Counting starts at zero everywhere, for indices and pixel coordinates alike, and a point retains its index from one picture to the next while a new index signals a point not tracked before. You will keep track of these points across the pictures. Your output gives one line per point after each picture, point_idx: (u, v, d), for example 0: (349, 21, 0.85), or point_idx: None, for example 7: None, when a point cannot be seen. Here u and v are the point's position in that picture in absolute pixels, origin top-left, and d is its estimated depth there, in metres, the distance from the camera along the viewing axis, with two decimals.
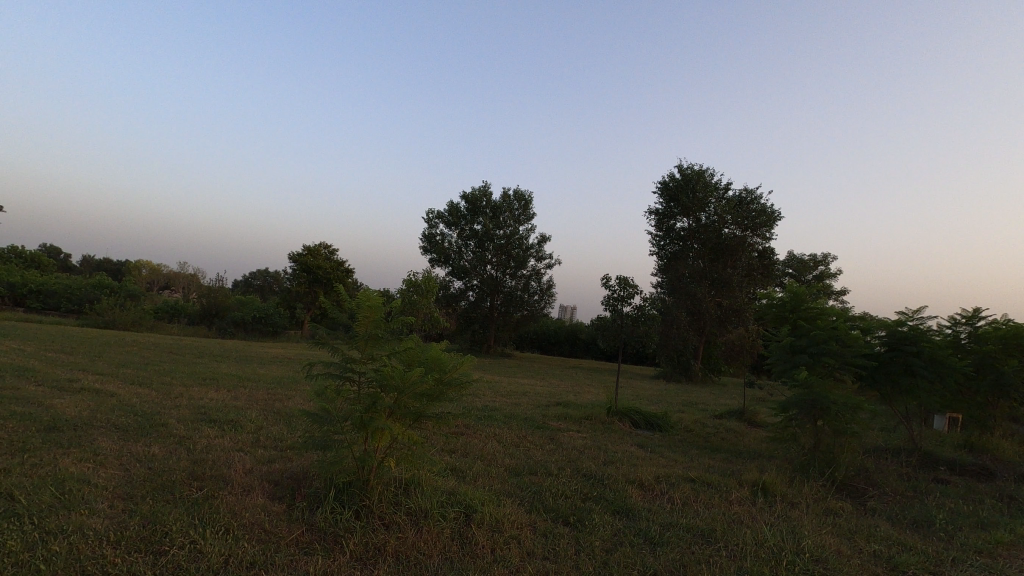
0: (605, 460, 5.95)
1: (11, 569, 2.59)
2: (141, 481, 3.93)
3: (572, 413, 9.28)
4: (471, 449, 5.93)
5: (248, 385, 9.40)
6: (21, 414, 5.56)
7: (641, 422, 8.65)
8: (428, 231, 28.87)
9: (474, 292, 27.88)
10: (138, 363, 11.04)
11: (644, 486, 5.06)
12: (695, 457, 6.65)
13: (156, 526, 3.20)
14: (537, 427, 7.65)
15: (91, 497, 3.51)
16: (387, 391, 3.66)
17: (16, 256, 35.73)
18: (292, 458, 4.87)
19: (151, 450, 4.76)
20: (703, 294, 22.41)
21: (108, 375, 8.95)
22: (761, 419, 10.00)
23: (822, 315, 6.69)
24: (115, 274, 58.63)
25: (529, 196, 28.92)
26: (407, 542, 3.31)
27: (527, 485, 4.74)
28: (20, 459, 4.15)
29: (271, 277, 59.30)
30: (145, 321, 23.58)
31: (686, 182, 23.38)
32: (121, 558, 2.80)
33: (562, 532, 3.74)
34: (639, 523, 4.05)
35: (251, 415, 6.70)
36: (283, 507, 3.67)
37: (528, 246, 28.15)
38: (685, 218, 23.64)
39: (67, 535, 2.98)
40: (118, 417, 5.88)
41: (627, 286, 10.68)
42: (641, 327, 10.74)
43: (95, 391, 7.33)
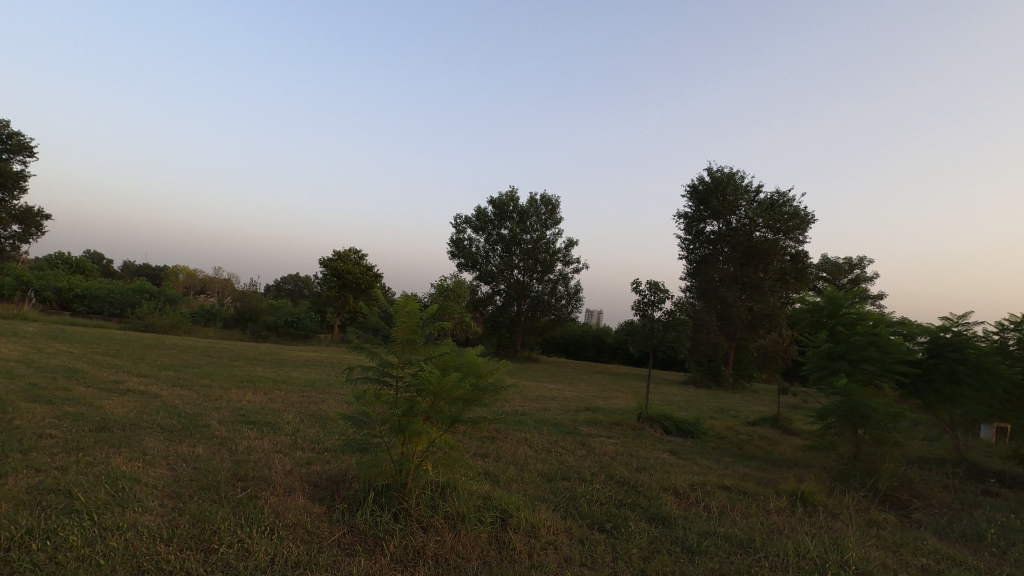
0: (638, 467, 5.89)
1: (74, 563, 2.71)
2: (188, 481, 4.05)
3: (601, 418, 9.21)
4: (502, 453, 5.95)
5: (284, 388, 9.64)
6: (74, 413, 5.84)
7: (672, 428, 8.54)
8: (456, 236, 29.08)
9: (501, 296, 27.95)
10: (178, 365, 11.47)
11: (679, 493, 4.99)
12: (730, 465, 6.54)
13: (204, 525, 3.29)
14: (568, 432, 7.65)
15: (142, 496, 3.63)
16: (424, 395, 3.71)
17: (62, 263, 37.39)
18: (328, 460, 4.97)
19: (196, 450, 4.92)
20: (734, 298, 22.04)
21: (152, 377, 9.32)
22: (796, 427, 9.76)
23: (861, 321, 6.52)
24: (154, 279, 60.87)
25: (556, 200, 28.93)
26: (446, 545, 3.34)
27: (561, 491, 4.72)
28: (74, 458, 4.32)
29: (303, 282, 60.73)
30: (183, 325, 24.35)
31: (716, 185, 23.06)
32: (175, 555, 2.89)
33: (597, 538, 3.72)
34: (676, 531, 4.01)
35: (289, 418, 6.85)
36: (324, 508, 3.75)
37: (555, 251, 28.16)
38: (715, 221, 23.27)
39: (123, 531, 3.10)
40: (163, 418, 6.09)
41: (658, 290, 10.60)
42: (672, 332, 10.64)
43: (141, 392, 7.62)
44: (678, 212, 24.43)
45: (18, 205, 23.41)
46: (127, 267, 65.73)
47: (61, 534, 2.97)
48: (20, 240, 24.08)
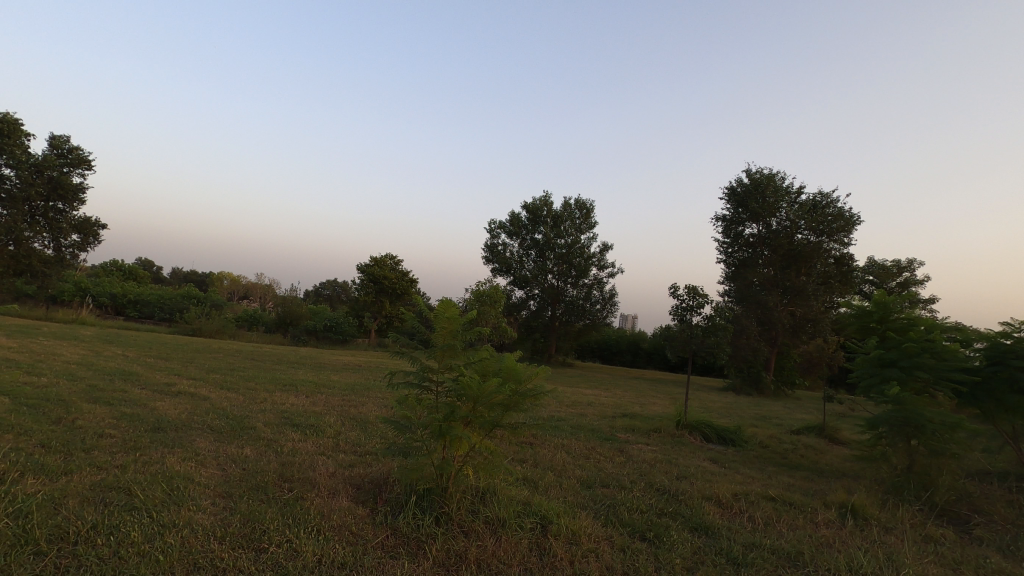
0: (678, 475, 5.78)
1: (135, 558, 2.84)
2: (238, 481, 4.19)
3: (639, 424, 9.07)
4: (539, 459, 5.94)
5: (325, 391, 9.86)
6: (130, 414, 6.11)
7: (713, 436, 8.35)
8: (490, 241, 29.24)
9: (535, 301, 27.91)
10: (224, 368, 11.87)
11: (722, 503, 4.87)
12: (774, 475, 6.34)
13: (255, 524, 3.39)
14: (606, 439, 7.56)
15: (195, 495, 3.76)
16: (463, 400, 3.74)
17: (117, 270, 39.34)
18: (369, 463, 5.06)
19: (245, 451, 5.09)
20: (775, 302, 21.47)
21: (201, 380, 9.68)
22: (844, 436, 9.41)
23: (913, 327, 6.26)
24: (200, 285, 63.55)
25: (590, 205, 28.79)
26: (487, 551, 3.35)
27: (600, 498, 4.67)
28: (131, 457, 4.52)
29: (341, 287, 62.10)
30: (228, 329, 25.22)
31: (755, 186, 22.50)
32: (228, 553, 2.99)
33: (639, 547, 3.67)
34: (720, 541, 3.92)
35: (330, 421, 7.00)
36: (367, 511, 3.82)
37: (590, 255, 27.99)
38: (755, 224, 22.69)
39: (179, 529, 3.22)
40: (213, 420, 6.31)
41: (697, 295, 10.40)
42: (712, 338, 10.42)
43: (191, 394, 7.92)
44: (715, 215, 23.92)
45: (77, 216, 24.77)
46: (176, 273, 68.43)
47: (122, 530, 3.11)
48: (79, 249, 25.41)
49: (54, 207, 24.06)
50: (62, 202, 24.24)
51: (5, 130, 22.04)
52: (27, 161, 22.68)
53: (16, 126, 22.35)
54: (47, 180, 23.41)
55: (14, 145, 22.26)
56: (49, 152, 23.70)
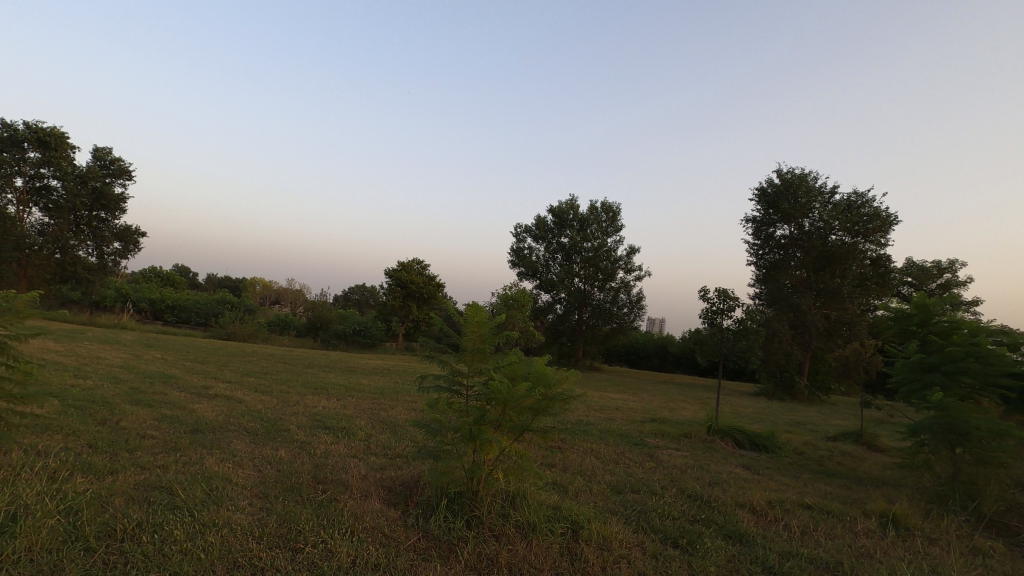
0: (710, 481, 5.67)
1: (178, 556, 2.92)
2: (274, 482, 4.29)
3: (669, 429, 8.95)
4: (569, 464, 5.90)
5: (355, 394, 10.02)
6: (170, 416, 6.30)
7: (745, 442, 8.17)
8: (516, 245, 29.27)
9: (562, 305, 27.83)
10: (258, 372, 12.17)
11: (756, 510, 4.77)
12: (809, 482, 6.18)
13: (290, 525, 3.46)
14: (635, 444, 7.47)
15: (233, 495, 3.86)
16: (493, 405, 3.76)
17: (155, 277, 40.70)
18: (400, 466, 5.11)
19: (279, 453, 5.20)
20: (808, 305, 20.96)
21: (236, 383, 9.94)
22: (883, 443, 9.11)
23: (956, 330, 6.03)
24: (234, 290, 65.38)
25: (617, 208, 28.60)
26: (518, 555, 3.34)
27: (630, 503, 4.62)
28: (173, 457, 4.67)
29: (369, 292, 63.01)
30: (261, 333, 25.83)
31: (787, 187, 22.02)
32: (265, 553, 3.06)
33: (671, 554, 3.62)
34: (755, 550, 3.84)
35: (361, 424, 7.11)
36: (399, 513, 3.85)
37: (616, 258, 27.80)
38: (786, 225, 22.20)
39: (218, 528, 3.30)
40: (248, 422, 6.46)
41: (728, 298, 10.22)
42: (743, 341, 10.21)
43: (226, 397, 8.13)
44: (745, 216, 23.49)
45: (119, 224, 25.63)
46: (210, 279, 70.34)
47: (165, 529, 3.20)
48: (121, 256, 26.35)
49: (98, 216, 24.98)
50: (105, 211, 25.14)
51: (52, 143, 23.10)
52: (73, 172, 23.68)
53: (62, 139, 23.40)
54: (91, 191, 24.35)
55: (60, 157, 23.31)
56: (92, 164, 24.65)
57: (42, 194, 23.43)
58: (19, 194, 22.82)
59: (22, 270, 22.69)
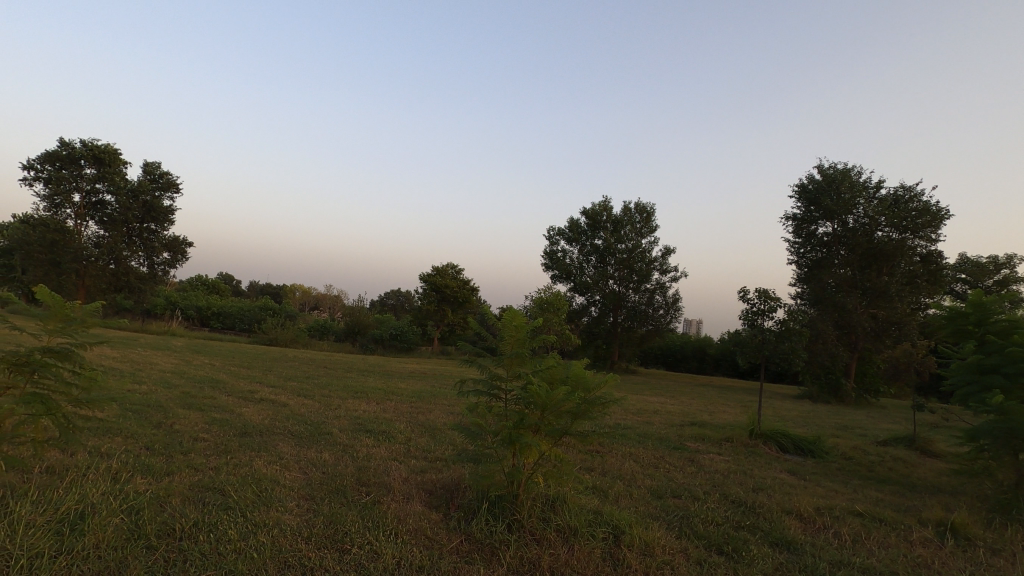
0: (754, 487, 5.53)
1: (232, 555, 3.03)
2: (320, 484, 4.40)
3: (710, 433, 8.77)
4: (608, 468, 5.85)
5: (394, 398, 10.18)
6: (220, 419, 6.55)
7: (790, 446, 7.93)
8: (550, 248, 29.21)
9: (597, 307, 27.61)
10: (300, 376, 12.51)
11: (804, 517, 4.63)
12: (860, 489, 5.96)
13: (337, 526, 3.54)
14: (675, 448, 7.36)
15: (282, 496, 3.99)
16: (533, 408, 3.78)
17: (201, 285, 42.35)
18: (440, 469, 5.17)
19: (323, 455, 5.33)
20: (854, 305, 20.21)
21: (280, 387, 10.25)
22: (938, 448, 8.70)
23: (1017, 330, 5.72)
24: (275, 297, 67.49)
25: (651, 209, 28.23)
26: (560, 559, 3.33)
27: (672, 509, 4.55)
28: (224, 459, 4.86)
29: (404, 297, 63.95)
30: (301, 338, 26.54)
31: (829, 182, 21.32)
32: (314, 554, 3.14)
33: (716, 561, 3.55)
34: (804, 558, 3.73)
35: (401, 427, 7.22)
36: (441, 516, 3.90)
37: (651, 259, 27.45)
38: (829, 222, 21.47)
39: (268, 529, 3.40)
40: (292, 425, 6.66)
41: (769, 299, 9.96)
42: (786, 343, 9.91)
43: (271, 401, 8.38)
44: (785, 214, 22.82)
45: (167, 235, 26.71)
46: (252, 286, 72.70)
47: (220, 529, 3.33)
48: (170, 266, 27.45)
49: (148, 228, 26.10)
50: (155, 223, 26.24)
51: (106, 159, 24.31)
52: (125, 186, 24.84)
53: (115, 155, 24.61)
54: (142, 204, 25.46)
55: (113, 172, 24.51)
56: (143, 178, 25.78)
57: (98, 209, 24.69)
58: (76, 209, 24.12)
59: (80, 281, 24.02)
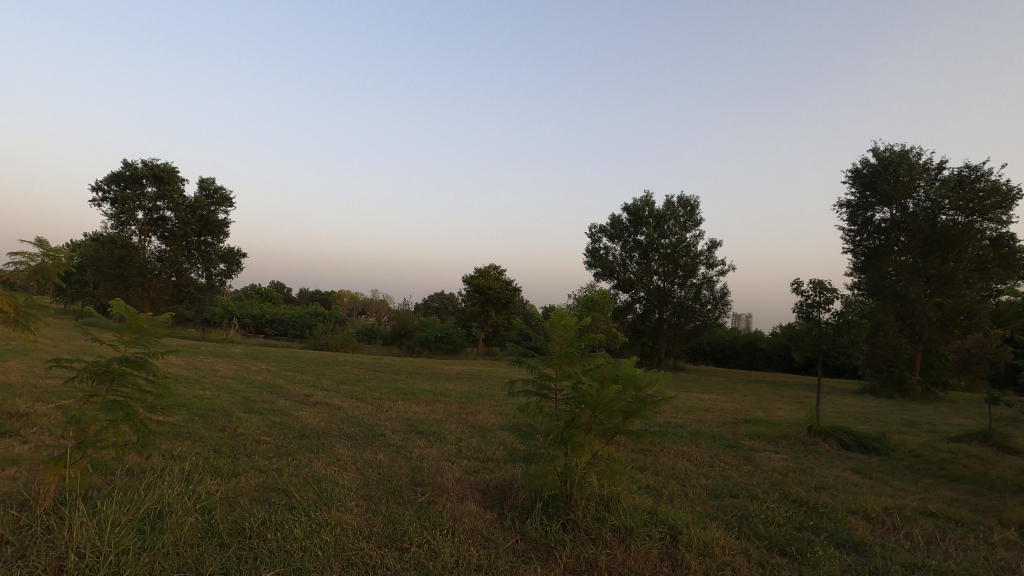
0: (816, 486, 5.33)
1: (299, 553, 3.15)
2: (376, 484, 4.53)
3: (766, 431, 8.51)
4: (661, 467, 5.75)
5: (443, 399, 10.34)
6: (279, 423, 6.82)
7: (852, 444, 7.60)
8: (592, 246, 28.95)
9: (642, 304, 27.18)
10: (351, 379, 12.87)
11: (872, 517, 4.42)
12: (931, 487, 5.65)
13: (395, 525, 3.63)
14: (729, 446, 7.17)
15: (342, 497, 4.11)
16: (584, 408, 3.76)
17: (255, 293, 44.16)
18: (493, 469, 5.22)
19: (378, 456, 5.48)
20: (918, 294, 19.17)
21: (333, 390, 10.56)
22: (1017, 444, 8.14)
23: None
24: (326, 303, 69.77)
25: (695, 201, 27.62)
26: (617, 559, 3.31)
27: (730, 509, 4.44)
28: (286, 461, 5.06)
29: (448, 299, 64.58)
30: (351, 343, 27.31)
31: (885, 166, 20.30)
32: (375, 552, 3.23)
33: (780, 563, 3.44)
34: (874, 560, 3.56)
35: (451, 428, 7.32)
36: (495, 515, 3.93)
37: (697, 253, 26.83)
38: (886, 208, 20.43)
39: (331, 528, 3.52)
40: (348, 427, 6.85)
41: (824, 290, 9.57)
42: (844, 336, 9.47)
43: (326, 404, 8.65)
44: (838, 201, 21.84)
45: (223, 247, 27.93)
46: (302, 293, 75.20)
47: (286, 527, 3.46)
48: (226, 277, 28.68)
49: (205, 241, 27.37)
50: (211, 236, 27.50)
51: (165, 177, 25.66)
52: (183, 203, 26.16)
53: (173, 173, 25.96)
54: (199, 219, 26.76)
55: (173, 190, 25.86)
56: (199, 194, 27.08)
57: (159, 225, 26.10)
58: (140, 225, 25.62)
59: (145, 293, 25.48)
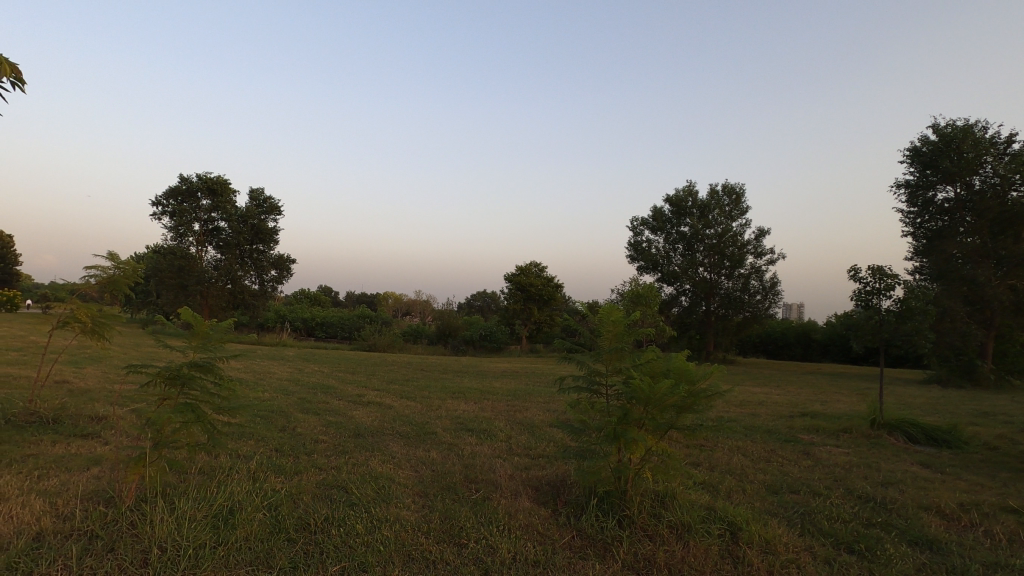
0: (883, 481, 5.10)
1: (362, 548, 3.25)
2: (432, 481, 4.61)
3: (825, 424, 8.20)
4: (716, 463, 5.62)
5: (490, 397, 10.42)
6: (335, 422, 7.05)
7: (921, 437, 7.22)
8: (633, 239, 28.52)
9: (687, 297, 26.60)
10: (401, 379, 13.12)
11: (946, 514, 4.20)
12: (1011, 482, 5.30)
13: (453, 521, 3.69)
14: (786, 440, 6.94)
15: (399, 494, 4.21)
16: (637, 402, 3.73)
17: (305, 298, 45.67)
18: (545, 466, 5.23)
19: (432, 454, 5.58)
20: (988, 276, 18.00)
21: (384, 390, 10.80)
22: None
23: None
24: (372, 304, 71.43)
25: (740, 189, 26.83)
26: (676, 556, 3.26)
27: (791, 505, 4.30)
28: (343, 459, 5.22)
29: (490, 297, 64.92)
30: (397, 343, 27.89)
31: (947, 142, 19.16)
32: (434, 547, 3.29)
33: (848, 561, 3.31)
34: (951, 559, 3.38)
35: (501, 425, 7.36)
36: (550, 512, 3.95)
37: (744, 243, 26.07)
38: (949, 186, 19.33)
39: (391, 524, 3.61)
40: (400, 426, 7.00)
41: (884, 276, 9.14)
42: (908, 324, 8.99)
43: (378, 403, 8.87)
44: (896, 181, 20.77)
45: (274, 254, 28.92)
46: (349, 296, 77.15)
47: (347, 523, 3.58)
48: (278, 283, 29.72)
49: (257, 248, 28.42)
50: (262, 244, 28.54)
51: (218, 190, 26.83)
52: (235, 213, 27.27)
53: (225, 185, 27.09)
54: (251, 228, 27.84)
55: (226, 201, 27.00)
56: (250, 204, 28.16)
57: (214, 235, 27.29)
58: (197, 236, 26.88)
59: (204, 301, 26.75)
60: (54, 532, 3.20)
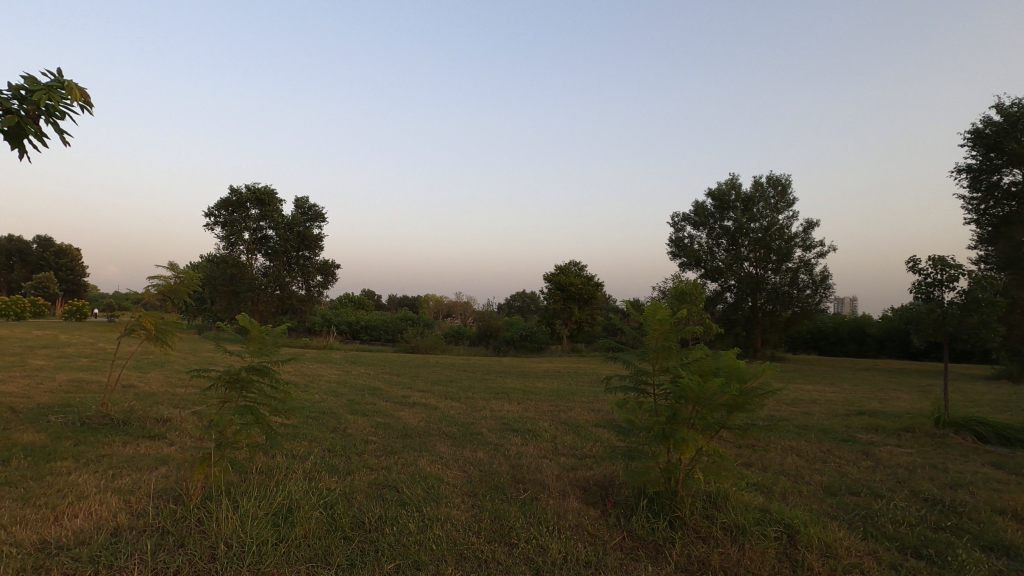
0: (951, 483, 4.84)
1: (416, 547, 3.31)
2: (479, 481, 4.65)
3: (885, 423, 7.84)
4: (768, 463, 5.46)
5: (534, 397, 10.44)
6: (383, 423, 7.21)
7: (991, 436, 6.82)
8: (675, 235, 27.99)
9: (733, 292, 25.88)
10: (444, 380, 13.28)
11: (1021, 518, 3.95)
12: None
13: (503, 521, 3.72)
14: (844, 440, 6.67)
15: (449, 493, 4.27)
16: (685, 402, 3.66)
17: (350, 302, 46.81)
18: (592, 466, 5.20)
19: (478, 454, 5.63)
20: None
21: (428, 391, 10.97)
22: None
23: None
24: (414, 307, 72.64)
25: (786, 180, 26.00)
26: (731, 558, 3.19)
27: (851, 507, 4.14)
28: (392, 459, 5.33)
29: (530, 297, 64.93)
30: (439, 344, 28.26)
31: (1013, 122, 18.02)
32: (485, 547, 3.33)
33: (916, 566, 3.16)
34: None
35: (545, 426, 7.35)
36: (600, 512, 3.92)
37: (791, 236, 25.22)
38: (1017, 169, 18.19)
39: (441, 523, 3.67)
40: (446, 426, 7.09)
41: (946, 266, 8.67)
42: (974, 317, 8.50)
43: (423, 404, 9.03)
44: (956, 166, 19.68)
45: (319, 260, 29.77)
46: (391, 300, 78.62)
47: (399, 522, 3.65)
48: (323, 288, 30.57)
49: (303, 255, 29.34)
50: (308, 251, 29.43)
51: (265, 199, 27.87)
52: (282, 222, 28.23)
53: (272, 195, 28.12)
54: (297, 235, 28.76)
55: (273, 210, 28.00)
56: (296, 212, 29.11)
57: (263, 243, 28.34)
58: (247, 245, 27.97)
59: (255, 307, 27.82)
60: (130, 528, 3.39)
